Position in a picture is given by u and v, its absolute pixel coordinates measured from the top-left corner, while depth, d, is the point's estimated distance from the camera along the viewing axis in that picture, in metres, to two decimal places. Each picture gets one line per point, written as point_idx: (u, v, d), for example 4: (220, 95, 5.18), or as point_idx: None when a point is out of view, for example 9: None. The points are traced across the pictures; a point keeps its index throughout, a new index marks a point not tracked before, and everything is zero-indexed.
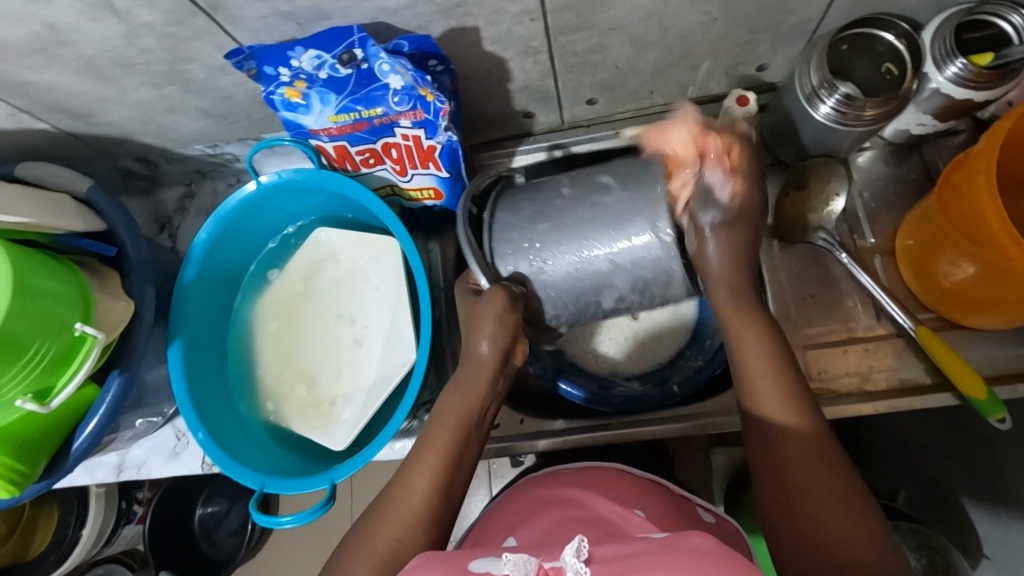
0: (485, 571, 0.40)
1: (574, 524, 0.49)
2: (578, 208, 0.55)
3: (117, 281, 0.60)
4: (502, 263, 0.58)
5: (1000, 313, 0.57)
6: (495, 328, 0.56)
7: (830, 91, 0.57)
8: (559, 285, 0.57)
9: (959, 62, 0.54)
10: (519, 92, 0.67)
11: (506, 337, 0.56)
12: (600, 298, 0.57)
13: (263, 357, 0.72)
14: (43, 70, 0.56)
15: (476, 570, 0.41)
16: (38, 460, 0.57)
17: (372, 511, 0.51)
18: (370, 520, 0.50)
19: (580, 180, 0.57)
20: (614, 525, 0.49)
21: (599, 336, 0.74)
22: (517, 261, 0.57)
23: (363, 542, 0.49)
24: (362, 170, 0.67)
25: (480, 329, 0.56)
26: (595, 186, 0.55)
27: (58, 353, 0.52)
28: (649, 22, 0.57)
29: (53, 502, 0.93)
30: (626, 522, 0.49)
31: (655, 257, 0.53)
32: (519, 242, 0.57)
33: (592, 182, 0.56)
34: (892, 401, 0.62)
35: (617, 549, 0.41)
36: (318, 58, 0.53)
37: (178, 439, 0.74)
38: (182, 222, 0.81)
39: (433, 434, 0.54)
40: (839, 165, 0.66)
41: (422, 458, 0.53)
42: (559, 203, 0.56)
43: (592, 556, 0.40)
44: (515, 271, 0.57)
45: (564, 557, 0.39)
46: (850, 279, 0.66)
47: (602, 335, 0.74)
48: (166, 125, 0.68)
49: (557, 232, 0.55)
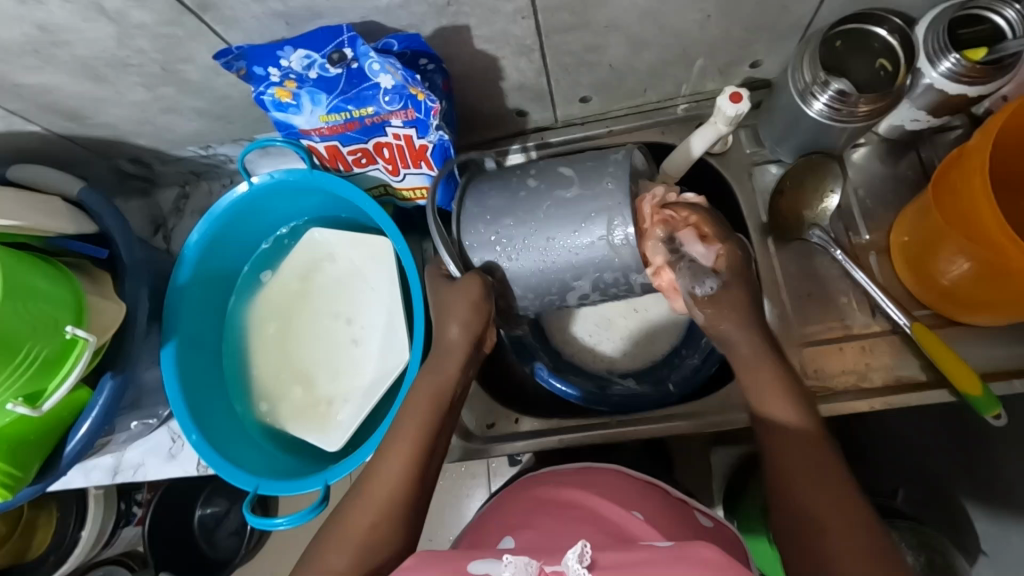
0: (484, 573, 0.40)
1: (570, 523, 0.49)
2: (542, 200, 0.54)
3: (109, 282, 0.60)
4: (473, 253, 0.57)
5: (997, 311, 0.57)
6: (466, 315, 0.55)
7: (823, 88, 0.57)
8: (524, 276, 0.56)
9: (952, 58, 0.54)
10: (514, 91, 0.67)
11: (476, 322, 0.55)
12: (564, 291, 0.57)
13: (258, 358, 0.72)
14: (35, 71, 0.56)
15: (475, 571, 0.41)
16: (31, 463, 0.57)
17: (350, 494, 0.51)
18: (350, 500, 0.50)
19: (545, 172, 0.56)
20: (619, 526, 0.49)
21: (572, 321, 0.76)
22: (484, 253, 0.56)
23: (338, 532, 0.48)
24: (354, 170, 0.67)
25: (451, 313, 0.56)
26: (559, 179, 0.55)
27: (50, 355, 0.52)
28: (644, 20, 0.57)
29: (52, 502, 0.93)
30: (628, 523, 0.50)
31: (617, 254, 0.53)
32: (488, 234, 0.56)
33: (555, 175, 0.55)
34: (888, 398, 0.62)
35: (625, 555, 0.41)
36: (308, 58, 0.53)
37: (174, 440, 0.73)
38: (177, 223, 0.81)
39: (405, 421, 0.54)
40: (833, 163, 0.66)
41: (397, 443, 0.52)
42: (524, 195, 0.55)
43: (596, 562, 0.40)
44: (484, 261, 0.56)
45: (566, 561, 0.40)
46: (845, 277, 0.66)
47: (574, 321, 0.75)
48: (160, 127, 0.67)
49: (522, 229, 0.54)
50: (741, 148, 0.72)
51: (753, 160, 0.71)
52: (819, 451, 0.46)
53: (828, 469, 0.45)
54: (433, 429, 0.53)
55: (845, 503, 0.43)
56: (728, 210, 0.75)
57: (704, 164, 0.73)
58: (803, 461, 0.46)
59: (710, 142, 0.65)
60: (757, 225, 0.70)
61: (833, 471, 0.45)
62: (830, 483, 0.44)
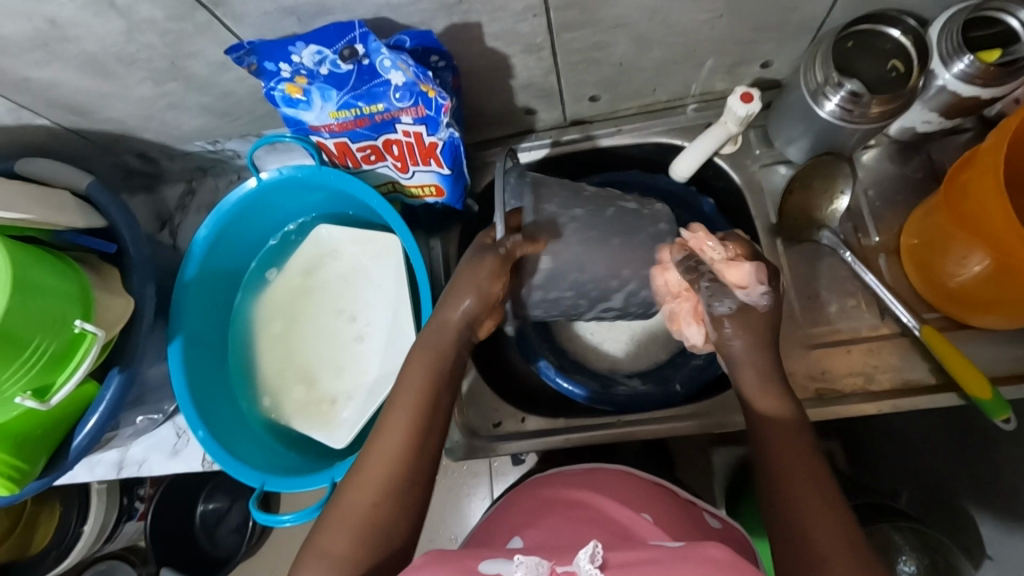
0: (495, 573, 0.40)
1: (581, 525, 0.49)
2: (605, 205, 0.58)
3: (117, 277, 0.60)
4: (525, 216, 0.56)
5: (1006, 313, 0.56)
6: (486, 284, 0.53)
7: (836, 88, 0.56)
8: (571, 267, 0.56)
9: (966, 59, 0.54)
10: (521, 89, 0.67)
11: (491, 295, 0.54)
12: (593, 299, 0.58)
13: (264, 354, 0.72)
14: (44, 66, 0.55)
15: (485, 571, 0.41)
16: (38, 457, 0.57)
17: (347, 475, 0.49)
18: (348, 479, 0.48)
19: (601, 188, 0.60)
20: (628, 527, 0.49)
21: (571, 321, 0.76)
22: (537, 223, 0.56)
23: (336, 517, 0.47)
24: (364, 166, 0.67)
25: (465, 285, 0.54)
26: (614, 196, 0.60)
27: (57, 350, 0.52)
28: (654, 19, 0.57)
29: (54, 498, 0.94)
30: (637, 525, 0.50)
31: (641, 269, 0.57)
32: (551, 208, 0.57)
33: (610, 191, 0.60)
34: (896, 401, 0.61)
35: (631, 554, 0.41)
36: (319, 54, 0.53)
37: (178, 436, 0.73)
38: (183, 219, 0.80)
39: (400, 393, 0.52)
40: (845, 163, 0.64)
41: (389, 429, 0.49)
42: (587, 196, 0.58)
43: (606, 562, 0.40)
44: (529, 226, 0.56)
45: (578, 561, 0.39)
46: (854, 278, 0.66)
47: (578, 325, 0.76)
48: (167, 122, 0.67)
49: (588, 220, 0.57)
50: (750, 148, 0.71)
51: (762, 161, 0.71)
52: (793, 455, 0.46)
53: (805, 472, 0.45)
54: (438, 406, 0.51)
55: (821, 511, 0.43)
56: (736, 210, 0.75)
57: (712, 164, 0.73)
58: (783, 465, 0.46)
59: (721, 142, 0.65)
60: (765, 226, 0.69)
61: (808, 475, 0.45)
62: (815, 490, 0.44)
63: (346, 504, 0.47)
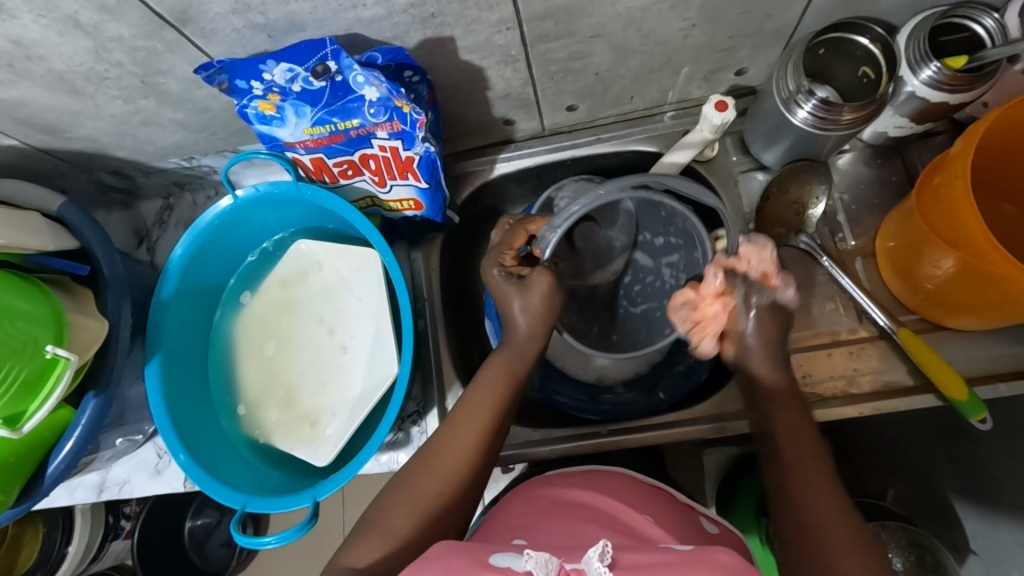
0: (506, 567, 0.40)
1: (582, 526, 0.49)
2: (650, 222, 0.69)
3: (91, 298, 0.59)
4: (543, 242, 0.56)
5: (979, 315, 0.57)
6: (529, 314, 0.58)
7: (807, 96, 0.57)
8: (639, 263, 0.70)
9: (933, 66, 0.54)
10: (500, 100, 0.67)
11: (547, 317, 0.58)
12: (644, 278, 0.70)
13: (245, 371, 0.72)
14: (10, 85, 0.55)
15: (496, 565, 0.40)
16: (14, 485, 0.56)
17: (389, 491, 0.52)
18: (412, 472, 0.53)
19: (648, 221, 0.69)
20: (631, 528, 0.50)
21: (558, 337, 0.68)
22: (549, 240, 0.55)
23: (377, 536, 0.49)
24: (341, 181, 0.67)
25: (511, 300, 0.58)
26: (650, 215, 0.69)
27: (30, 376, 0.51)
28: (629, 29, 0.57)
29: (37, 518, 0.91)
30: (641, 526, 0.50)
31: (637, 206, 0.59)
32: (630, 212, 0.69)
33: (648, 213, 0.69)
34: (875, 403, 0.62)
35: (638, 556, 0.41)
36: (290, 72, 0.52)
37: (160, 456, 0.72)
38: (161, 236, 0.79)
39: (457, 433, 0.54)
40: (820, 168, 0.66)
41: (460, 420, 0.55)
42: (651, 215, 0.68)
43: (614, 562, 0.40)
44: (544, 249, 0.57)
45: (587, 560, 0.39)
46: (832, 282, 0.67)
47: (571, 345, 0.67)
48: (141, 139, 0.66)
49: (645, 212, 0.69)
50: (727, 154, 0.72)
51: (739, 166, 0.71)
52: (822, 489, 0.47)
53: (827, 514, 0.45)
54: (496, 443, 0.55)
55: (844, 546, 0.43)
56: None
57: (691, 170, 0.73)
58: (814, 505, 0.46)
59: (696, 150, 0.65)
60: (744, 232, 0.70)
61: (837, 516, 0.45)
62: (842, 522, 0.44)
63: (412, 489, 0.51)
